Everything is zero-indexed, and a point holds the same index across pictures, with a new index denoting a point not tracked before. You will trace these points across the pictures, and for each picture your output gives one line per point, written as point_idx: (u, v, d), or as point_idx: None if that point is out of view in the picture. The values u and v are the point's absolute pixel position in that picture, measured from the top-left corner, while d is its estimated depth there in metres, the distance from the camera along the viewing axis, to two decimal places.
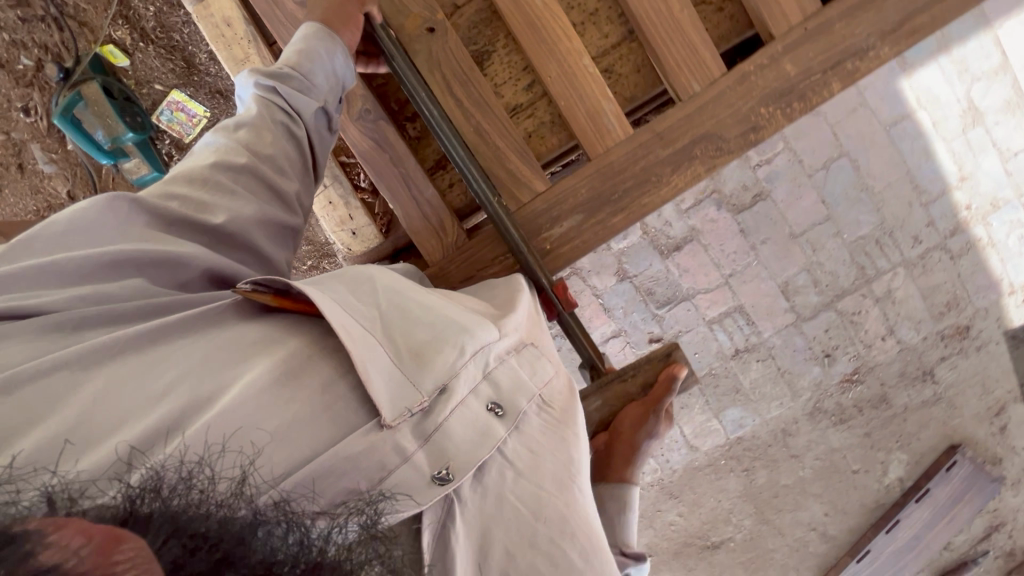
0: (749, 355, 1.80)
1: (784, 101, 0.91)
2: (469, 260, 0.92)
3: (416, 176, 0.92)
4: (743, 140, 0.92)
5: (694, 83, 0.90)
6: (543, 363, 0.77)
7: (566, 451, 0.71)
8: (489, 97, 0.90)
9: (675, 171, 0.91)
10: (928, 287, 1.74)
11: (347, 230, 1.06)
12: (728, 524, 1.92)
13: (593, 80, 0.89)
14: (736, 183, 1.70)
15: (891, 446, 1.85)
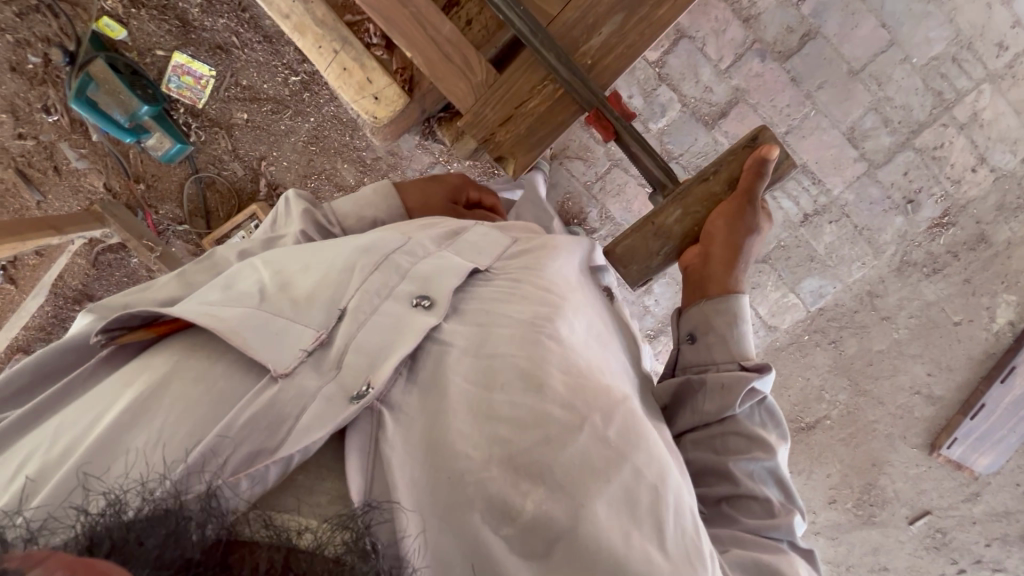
0: (820, 217, 1.65)
1: None
2: (510, 95, 0.96)
3: (433, 16, 0.93)
4: None
5: None
6: (477, 245, 0.79)
7: (517, 312, 0.70)
8: None
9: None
10: (1021, 99, 1.53)
11: (368, 96, 1.05)
12: (822, 402, 1.82)
13: None
14: (779, 26, 1.52)
15: (997, 288, 1.67)
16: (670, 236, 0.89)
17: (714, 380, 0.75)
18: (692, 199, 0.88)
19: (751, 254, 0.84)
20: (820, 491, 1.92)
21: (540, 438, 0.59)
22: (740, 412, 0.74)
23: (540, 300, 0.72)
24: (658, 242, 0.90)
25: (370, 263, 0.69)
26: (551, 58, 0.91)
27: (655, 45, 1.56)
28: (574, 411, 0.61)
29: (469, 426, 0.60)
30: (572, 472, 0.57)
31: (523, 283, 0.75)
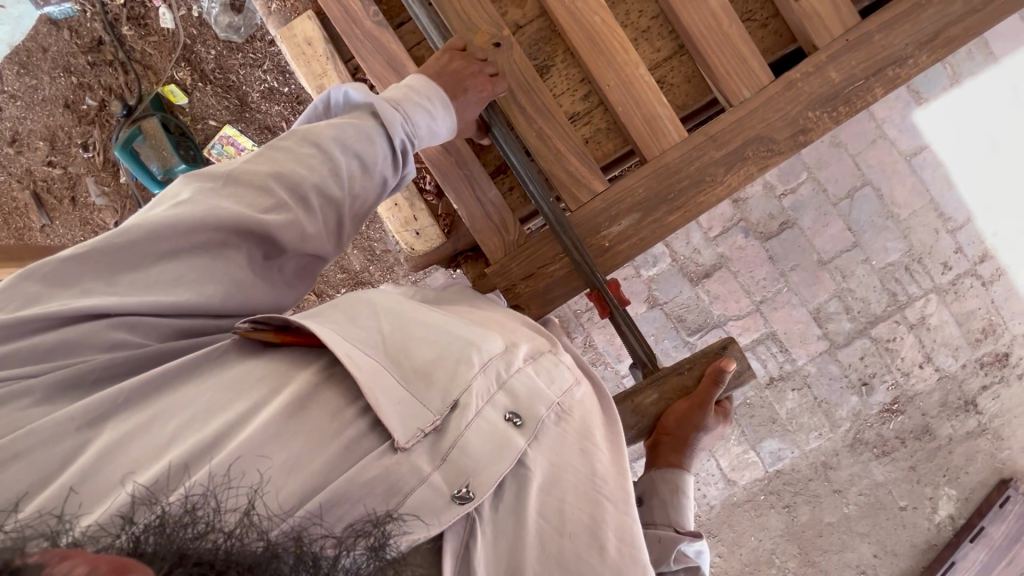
0: (784, 383, 1.78)
1: (831, 105, 0.92)
2: (531, 259, 0.94)
3: (481, 179, 0.95)
4: (792, 142, 0.93)
5: (744, 90, 0.91)
6: (560, 372, 0.71)
7: (584, 460, 0.65)
8: (551, 104, 0.91)
9: (733, 169, 0.93)
10: (961, 313, 1.75)
11: (410, 230, 1.09)
12: (771, 566, 1.82)
13: (651, 88, 0.90)
14: (762, 212, 1.74)
15: (939, 481, 1.78)
16: (645, 415, 0.86)
17: (659, 548, 0.76)
18: (660, 386, 0.87)
19: (705, 444, 0.86)
20: None
21: None
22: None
23: (605, 452, 0.68)
24: (630, 419, 0.86)
25: (480, 360, 0.65)
26: (569, 235, 0.90)
27: None
28: None
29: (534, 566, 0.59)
30: None
31: (598, 427, 0.70)
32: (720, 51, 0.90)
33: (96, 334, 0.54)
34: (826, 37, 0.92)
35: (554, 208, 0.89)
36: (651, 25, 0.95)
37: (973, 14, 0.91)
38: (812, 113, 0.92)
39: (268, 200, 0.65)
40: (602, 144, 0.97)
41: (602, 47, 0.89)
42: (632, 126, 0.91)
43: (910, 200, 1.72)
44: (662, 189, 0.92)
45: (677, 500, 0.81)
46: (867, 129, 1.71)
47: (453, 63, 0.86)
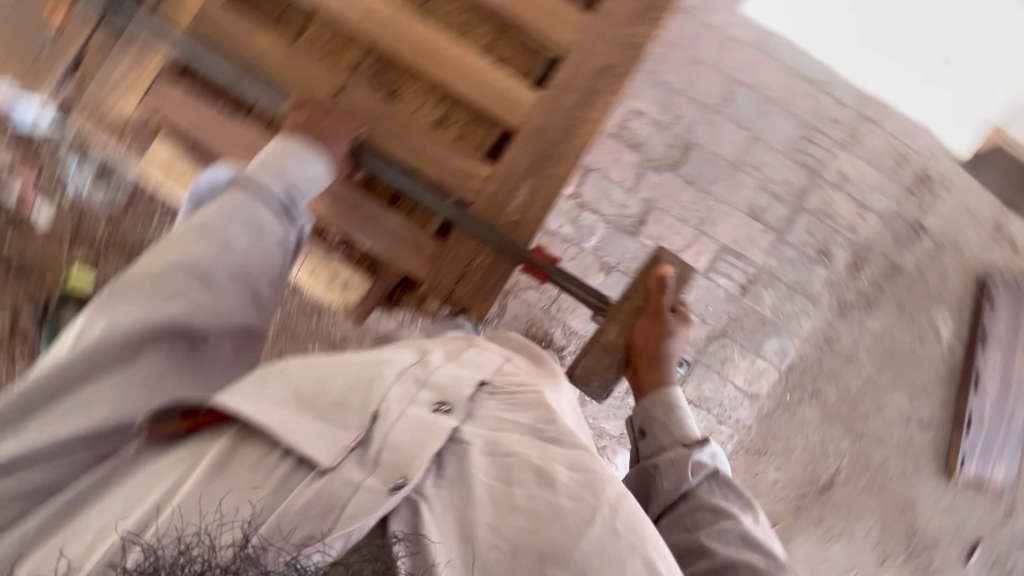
0: (756, 285, 1.83)
1: (649, 15, 0.98)
2: (455, 260, 0.98)
3: (379, 210, 1.00)
4: (632, 61, 0.99)
5: (568, 37, 0.98)
6: (484, 356, 0.78)
7: (521, 417, 0.71)
8: (410, 121, 0.98)
9: (595, 106, 0.98)
10: (870, 155, 1.85)
11: (339, 286, 1.10)
12: (828, 456, 1.83)
13: (489, 70, 0.97)
14: (661, 145, 1.83)
15: (928, 307, 1.85)
16: (617, 349, 0.95)
17: (675, 458, 0.86)
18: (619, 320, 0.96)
19: (677, 353, 0.96)
20: (869, 554, 1.82)
21: (556, 528, 0.61)
22: (706, 491, 0.83)
23: (542, 403, 0.73)
24: (606, 358, 0.95)
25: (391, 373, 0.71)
26: (477, 224, 0.95)
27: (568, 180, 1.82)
28: (586, 501, 0.63)
29: (493, 519, 0.63)
30: (590, 560, 0.60)
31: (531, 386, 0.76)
32: (534, 17, 0.97)
33: (58, 438, 0.67)
34: None
35: (452, 207, 0.95)
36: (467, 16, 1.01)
37: None
38: (638, 32, 0.98)
39: (177, 285, 0.81)
40: (475, 134, 1.00)
41: (432, 55, 0.97)
42: (489, 109, 0.97)
43: (778, 80, 1.84)
44: (541, 149, 0.97)
45: (671, 410, 0.92)
46: (713, 39, 1.85)
47: (308, 121, 0.94)
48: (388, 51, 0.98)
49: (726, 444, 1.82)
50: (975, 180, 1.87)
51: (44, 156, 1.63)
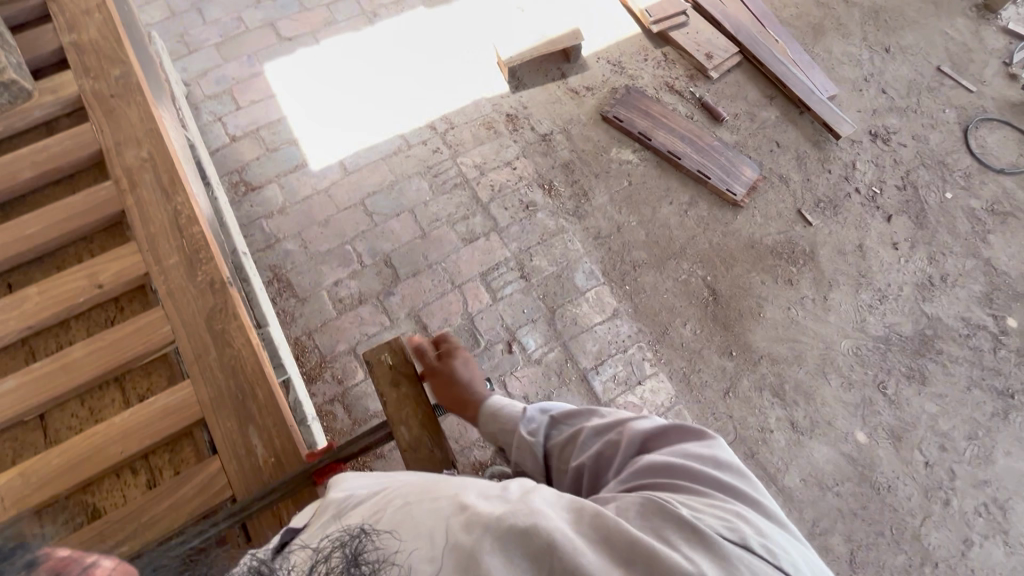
0: (525, 265, 2.05)
1: (194, 248, 0.99)
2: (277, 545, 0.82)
3: None
4: (220, 282, 0.97)
5: (152, 325, 0.92)
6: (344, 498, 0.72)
7: (411, 493, 0.66)
8: (103, 524, 0.80)
9: (235, 329, 0.94)
10: (473, 139, 2.25)
11: None
12: (688, 280, 2.08)
13: (125, 415, 0.87)
14: (372, 279, 1.98)
15: (605, 158, 2.26)
16: (421, 439, 0.79)
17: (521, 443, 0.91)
18: (396, 414, 0.81)
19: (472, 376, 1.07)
20: (780, 290, 2.08)
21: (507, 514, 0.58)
22: (560, 441, 0.87)
23: (425, 481, 0.70)
24: (424, 451, 0.79)
25: None
26: (253, 505, 0.81)
27: (352, 372, 1.86)
28: (532, 495, 0.62)
29: (454, 550, 0.55)
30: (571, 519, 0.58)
31: (437, 484, 0.67)
32: (114, 340, 0.91)
33: None
34: (128, 250, 0.97)
35: (218, 523, 0.79)
36: (67, 409, 0.91)
37: (148, 145, 1.05)
38: (197, 258, 0.98)
39: None
40: (183, 455, 0.89)
41: (64, 464, 0.83)
42: (161, 434, 0.86)
43: (381, 171, 2.16)
44: (236, 399, 0.90)
45: (501, 414, 0.97)
46: (318, 199, 2.10)
47: None
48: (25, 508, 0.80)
49: (647, 355, 1.94)
50: (532, 87, 2.37)
51: None
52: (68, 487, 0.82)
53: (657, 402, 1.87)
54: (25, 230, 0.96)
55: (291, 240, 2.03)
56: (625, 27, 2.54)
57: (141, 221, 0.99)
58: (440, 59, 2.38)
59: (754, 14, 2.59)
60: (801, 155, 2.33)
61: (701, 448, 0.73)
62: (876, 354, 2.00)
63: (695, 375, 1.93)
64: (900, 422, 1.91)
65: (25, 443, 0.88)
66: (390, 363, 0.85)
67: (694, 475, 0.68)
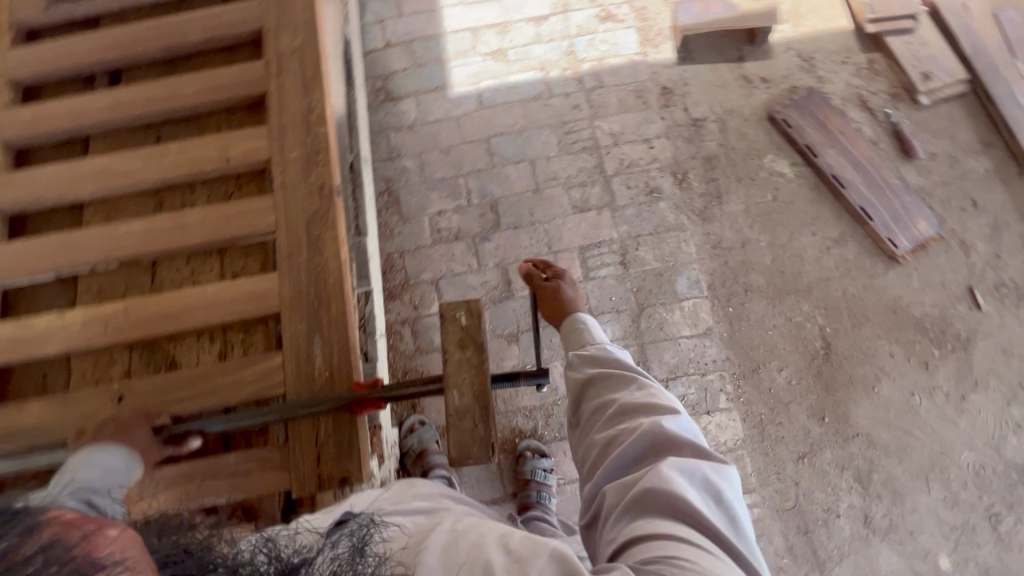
0: (629, 252, 1.91)
1: (312, 150, 0.99)
2: (310, 455, 0.85)
3: (210, 465, 0.85)
4: (328, 190, 0.98)
5: (260, 212, 0.96)
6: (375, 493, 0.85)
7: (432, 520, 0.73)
8: (175, 377, 0.88)
9: (329, 237, 0.95)
10: (618, 106, 2.08)
11: None
12: (803, 325, 1.84)
13: (216, 285, 0.92)
14: (475, 219, 1.97)
15: (757, 164, 2.01)
16: (469, 407, 0.76)
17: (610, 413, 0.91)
18: (452, 374, 0.77)
19: (576, 296, 1.19)
20: (910, 369, 1.78)
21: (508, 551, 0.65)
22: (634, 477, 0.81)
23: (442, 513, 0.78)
24: (469, 422, 0.76)
25: None
26: (297, 410, 0.83)
27: (429, 302, 1.89)
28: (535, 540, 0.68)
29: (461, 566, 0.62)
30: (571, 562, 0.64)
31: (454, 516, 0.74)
32: (226, 214, 0.96)
33: None
34: (258, 133, 1.01)
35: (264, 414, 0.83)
36: (174, 261, 0.98)
37: (299, 36, 1.06)
38: (315, 158, 0.99)
39: None
40: (254, 338, 0.94)
41: (158, 312, 0.91)
42: (241, 313, 0.91)
43: (516, 114, 2.08)
44: (311, 305, 0.92)
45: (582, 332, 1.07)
46: (448, 126, 2.08)
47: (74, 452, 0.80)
48: (124, 339, 0.90)
49: (727, 387, 1.78)
50: (700, 64, 2.13)
51: None
52: (157, 333, 0.90)
53: (720, 439, 1.72)
54: (182, 91, 1.02)
55: (411, 158, 2.05)
56: (834, 19, 2.17)
57: (277, 109, 1.01)
58: (612, 10, 2.20)
59: (1006, 38, 2.09)
60: (1000, 224, 1.91)
61: (633, 370, 0.97)
62: (1004, 481, 1.68)
63: (772, 427, 1.74)
64: (1002, 565, 1.61)
65: (134, 280, 0.97)
66: (463, 324, 0.80)
67: (618, 452, 0.84)
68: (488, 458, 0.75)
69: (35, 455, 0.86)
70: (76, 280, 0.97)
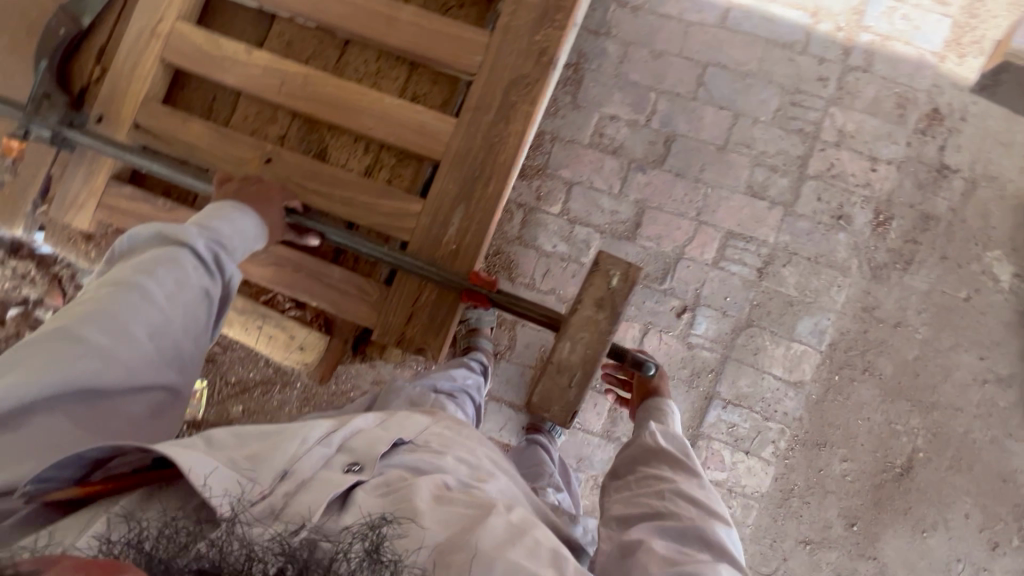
0: (774, 264, 1.70)
1: (550, 11, 0.89)
2: (404, 304, 0.92)
3: (319, 267, 0.96)
4: (543, 62, 0.89)
5: (468, 47, 0.90)
6: (407, 418, 0.84)
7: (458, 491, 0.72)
8: (327, 170, 0.93)
9: (522, 108, 0.89)
10: (869, 104, 1.71)
11: (295, 349, 1.01)
12: (899, 436, 1.65)
13: (395, 101, 0.91)
14: (642, 144, 1.76)
15: (976, 253, 1.68)
16: (571, 367, 0.86)
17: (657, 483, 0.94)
18: (574, 329, 0.86)
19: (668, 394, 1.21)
20: (972, 537, 1.63)
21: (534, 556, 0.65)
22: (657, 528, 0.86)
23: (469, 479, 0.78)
24: (566, 379, 0.87)
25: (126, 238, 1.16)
26: (410, 264, 0.88)
27: (552, 200, 1.78)
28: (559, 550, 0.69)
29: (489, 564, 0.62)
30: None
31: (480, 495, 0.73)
32: (436, 29, 0.90)
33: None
34: None
35: (383, 252, 0.88)
36: (366, 52, 0.96)
37: None
38: (547, 19, 0.89)
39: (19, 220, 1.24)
40: (400, 169, 0.94)
41: (336, 97, 0.91)
42: (404, 140, 0.90)
43: (752, 53, 1.74)
44: (468, 169, 0.89)
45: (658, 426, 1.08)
46: (673, 28, 1.77)
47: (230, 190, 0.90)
48: (296, 105, 0.93)
49: (780, 444, 1.67)
50: (998, 105, 1.68)
51: (66, 280, 1.58)
52: (325, 117, 0.92)
53: (742, 481, 1.67)
54: None
55: (617, 42, 1.79)
56: None
57: None
58: None
59: None
60: None
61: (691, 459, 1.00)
62: None
63: (797, 502, 1.66)
64: None
65: (328, 48, 0.96)
66: (610, 286, 0.85)
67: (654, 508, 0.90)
68: (564, 418, 0.86)
69: (186, 175, 0.94)
70: (278, 21, 0.98)
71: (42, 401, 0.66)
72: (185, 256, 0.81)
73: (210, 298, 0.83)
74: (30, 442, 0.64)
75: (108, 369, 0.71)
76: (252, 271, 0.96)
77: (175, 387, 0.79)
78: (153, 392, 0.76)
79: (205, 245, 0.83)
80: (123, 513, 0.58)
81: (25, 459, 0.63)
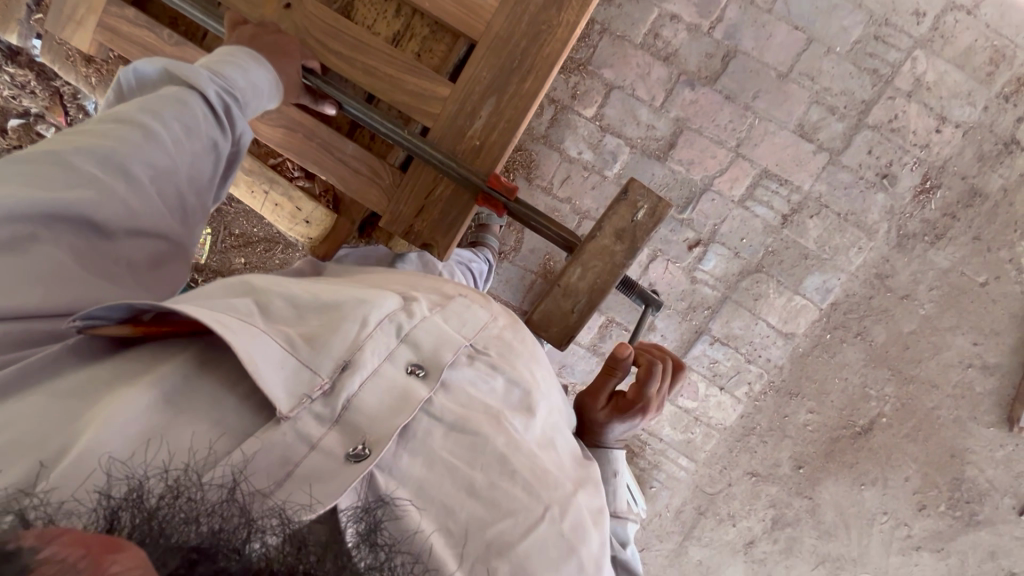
0: (800, 215, 1.62)
1: None
2: (412, 194, 1.02)
3: (332, 139, 1.03)
4: None
5: None
6: (472, 313, 0.74)
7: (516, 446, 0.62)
8: (362, 35, 0.99)
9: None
10: (959, 53, 1.51)
11: (300, 221, 1.10)
12: (869, 400, 1.72)
13: None
14: (698, 55, 1.57)
15: (1011, 239, 1.61)
16: (577, 293, 0.92)
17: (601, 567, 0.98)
18: (588, 256, 0.91)
19: None
20: (904, 497, 1.77)
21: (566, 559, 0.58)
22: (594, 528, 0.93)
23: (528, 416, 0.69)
24: (568, 305, 0.92)
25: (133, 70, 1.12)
26: (424, 152, 0.95)
27: (586, 102, 1.63)
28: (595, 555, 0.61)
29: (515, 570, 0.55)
30: None
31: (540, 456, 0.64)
32: None
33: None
34: None
35: (405, 137, 0.95)
36: None
37: None
38: None
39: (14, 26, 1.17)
40: (435, 46, 1.02)
41: None
42: (448, 16, 0.97)
43: None
44: (506, 57, 0.97)
45: None
46: None
47: (256, 34, 0.94)
48: None
49: (755, 387, 1.74)
50: None
51: (67, 99, 1.50)
52: None
53: (710, 413, 1.77)
54: None
55: None
56: None
57: None
58: None
59: None
60: None
61: None
62: None
63: (755, 440, 1.77)
64: None
65: None
66: (636, 216, 0.90)
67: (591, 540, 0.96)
68: (558, 340, 0.92)
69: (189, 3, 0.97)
70: None
71: (39, 225, 0.61)
72: (194, 98, 0.77)
73: (218, 152, 0.79)
74: (27, 266, 0.59)
75: (109, 201, 0.66)
76: (264, 131, 1.04)
77: (174, 237, 0.74)
78: (151, 239, 0.71)
79: (217, 93, 0.79)
80: (169, 383, 0.54)
81: (33, 281, 0.59)
